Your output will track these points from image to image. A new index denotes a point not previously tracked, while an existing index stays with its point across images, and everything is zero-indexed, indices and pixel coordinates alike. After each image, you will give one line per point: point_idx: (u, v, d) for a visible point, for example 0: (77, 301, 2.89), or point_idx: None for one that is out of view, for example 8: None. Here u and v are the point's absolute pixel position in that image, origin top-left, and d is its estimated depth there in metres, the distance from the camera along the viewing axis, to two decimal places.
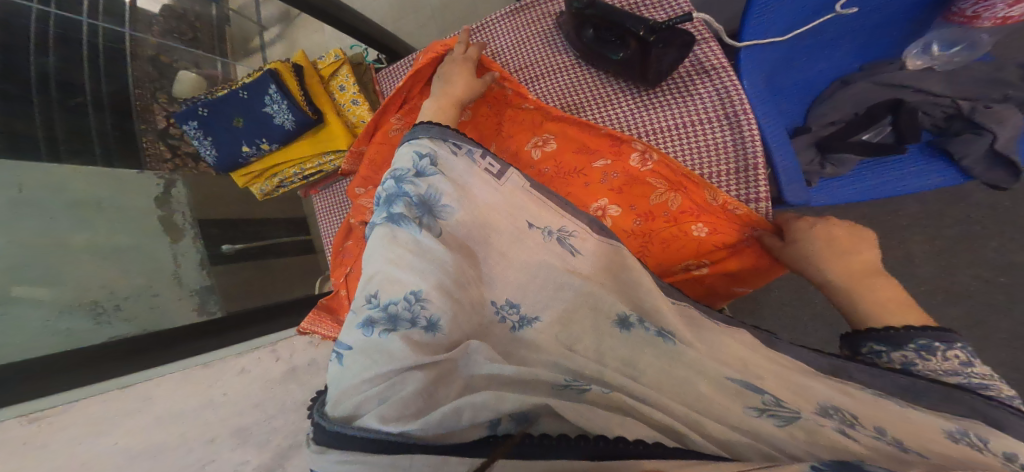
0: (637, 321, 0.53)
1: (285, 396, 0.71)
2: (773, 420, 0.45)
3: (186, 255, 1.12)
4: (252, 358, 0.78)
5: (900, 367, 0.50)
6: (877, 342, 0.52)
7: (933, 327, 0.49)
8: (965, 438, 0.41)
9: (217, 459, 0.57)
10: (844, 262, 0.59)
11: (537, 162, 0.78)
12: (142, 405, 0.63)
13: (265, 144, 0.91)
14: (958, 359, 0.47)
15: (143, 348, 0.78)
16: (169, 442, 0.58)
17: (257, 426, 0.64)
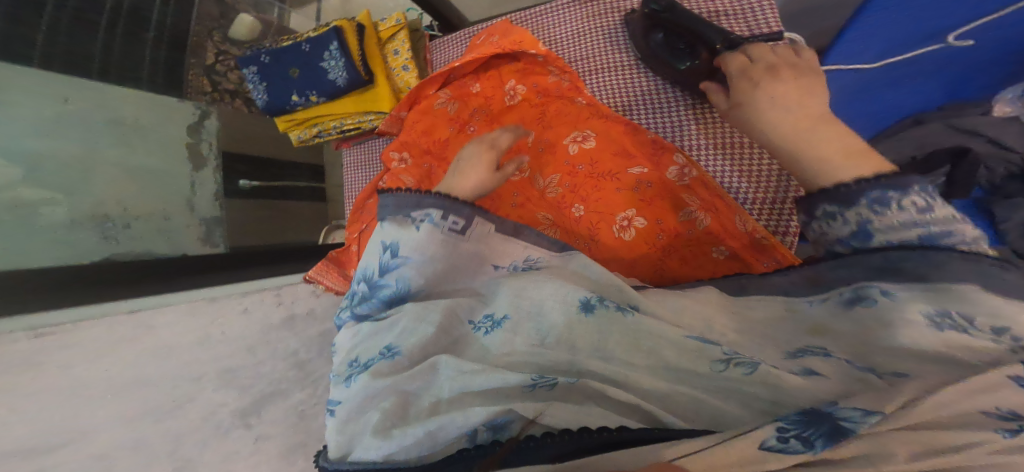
0: (598, 301, 0.51)
1: (279, 343, 0.78)
2: (738, 369, 0.42)
3: (204, 184, 1.12)
4: (256, 300, 0.82)
5: (854, 230, 0.45)
6: (829, 205, 0.46)
7: (887, 174, 0.43)
8: (951, 323, 0.37)
9: (200, 401, 0.63)
10: (795, 117, 0.51)
11: (571, 158, 0.74)
12: (145, 331, 0.64)
13: (314, 96, 0.91)
14: (916, 207, 0.41)
15: (154, 271, 0.78)
16: (163, 375, 0.61)
17: (245, 369, 0.70)
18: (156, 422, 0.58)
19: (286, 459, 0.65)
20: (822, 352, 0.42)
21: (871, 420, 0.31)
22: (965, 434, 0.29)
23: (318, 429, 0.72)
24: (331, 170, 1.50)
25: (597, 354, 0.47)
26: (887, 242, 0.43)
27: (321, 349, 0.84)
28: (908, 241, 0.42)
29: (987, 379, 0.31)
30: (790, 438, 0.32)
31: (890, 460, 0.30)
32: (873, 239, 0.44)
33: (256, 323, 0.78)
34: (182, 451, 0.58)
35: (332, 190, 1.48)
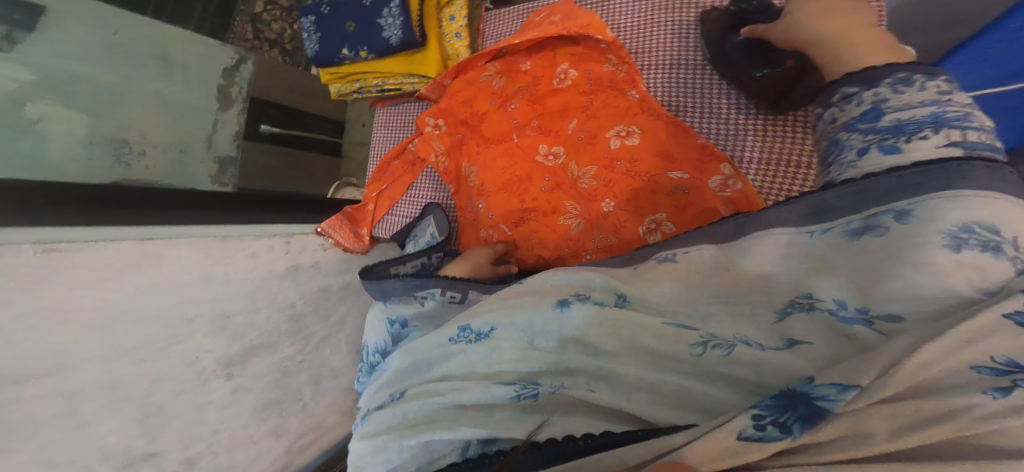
0: (578, 299, 0.47)
1: (278, 292, 0.80)
2: (716, 352, 0.36)
3: (226, 124, 1.17)
4: (266, 244, 0.79)
5: (867, 110, 0.41)
6: (850, 87, 0.42)
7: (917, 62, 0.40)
8: (971, 238, 0.31)
9: (186, 344, 0.65)
10: (835, 15, 0.46)
11: (611, 152, 0.61)
12: (149, 262, 0.61)
13: (364, 52, 0.83)
14: (937, 90, 0.38)
15: (172, 195, 0.75)
16: (153, 315, 0.61)
17: (240, 317, 0.73)
18: (139, 363, 0.60)
19: (258, 413, 0.79)
20: (811, 303, 0.38)
21: (846, 398, 0.26)
22: (953, 399, 0.25)
23: (297, 386, 0.85)
24: (350, 129, 1.51)
25: (586, 351, 0.43)
26: (897, 121, 0.39)
27: (318, 306, 0.89)
28: (920, 119, 0.38)
29: (980, 324, 0.27)
30: (767, 425, 0.27)
31: (868, 441, 0.25)
32: (885, 118, 0.40)
33: (261, 267, 0.77)
34: (158, 396, 0.63)
35: (349, 148, 1.51)
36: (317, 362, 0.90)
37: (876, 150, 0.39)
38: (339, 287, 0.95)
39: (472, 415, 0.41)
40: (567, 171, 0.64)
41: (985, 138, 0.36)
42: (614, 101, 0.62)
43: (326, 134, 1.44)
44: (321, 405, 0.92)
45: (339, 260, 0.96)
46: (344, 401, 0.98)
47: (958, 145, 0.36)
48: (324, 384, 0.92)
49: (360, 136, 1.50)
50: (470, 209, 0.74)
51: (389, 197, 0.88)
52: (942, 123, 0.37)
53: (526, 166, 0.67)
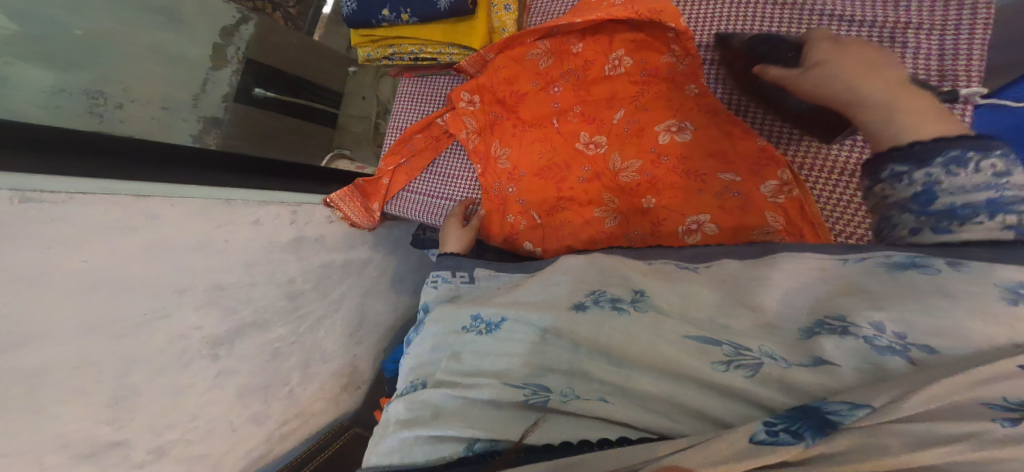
0: (593, 302, 0.44)
1: (279, 266, 0.74)
2: (739, 372, 0.31)
3: (216, 84, 1.04)
4: (270, 213, 0.72)
5: (918, 192, 0.34)
6: (894, 164, 0.35)
7: (969, 135, 0.33)
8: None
9: (174, 319, 0.58)
10: (868, 76, 0.40)
11: (658, 147, 0.60)
12: (145, 226, 0.53)
13: (407, 16, 0.72)
14: (995, 170, 0.31)
15: (170, 151, 0.66)
16: (148, 283, 0.54)
17: (235, 290, 0.66)
18: (116, 338, 0.52)
19: (241, 397, 0.72)
20: (844, 326, 0.30)
21: (859, 415, 0.25)
22: (965, 423, 0.23)
23: (285, 369, 0.79)
24: (348, 100, 1.43)
25: (602, 352, 0.40)
26: (952, 208, 0.32)
27: (317, 282, 0.82)
28: (977, 206, 0.31)
29: (998, 367, 0.24)
30: (779, 431, 0.26)
31: (884, 453, 0.23)
32: (937, 203, 0.33)
33: (263, 237, 0.70)
34: (133, 378, 0.55)
35: (344, 120, 1.43)
36: (309, 345, 0.83)
37: (930, 241, 0.33)
38: (341, 264, 0.88)
39: (478, 410, 0.42)
40: (609, 163, 0.62)
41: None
42: (669, 95, 0.59)
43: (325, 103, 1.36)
44: (307, 392, 0.86)
45: (344, 236, 0.88)
46: (331, 386, 0.92)
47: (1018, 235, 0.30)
48: (314, 368, 0.85)
49: (357, 110, 1.43)
50: (496, 192, 0.71)
51: (408, 172, 0.84)
52: (1001, 211, 0.30)
53: (566, 154, 0.65)
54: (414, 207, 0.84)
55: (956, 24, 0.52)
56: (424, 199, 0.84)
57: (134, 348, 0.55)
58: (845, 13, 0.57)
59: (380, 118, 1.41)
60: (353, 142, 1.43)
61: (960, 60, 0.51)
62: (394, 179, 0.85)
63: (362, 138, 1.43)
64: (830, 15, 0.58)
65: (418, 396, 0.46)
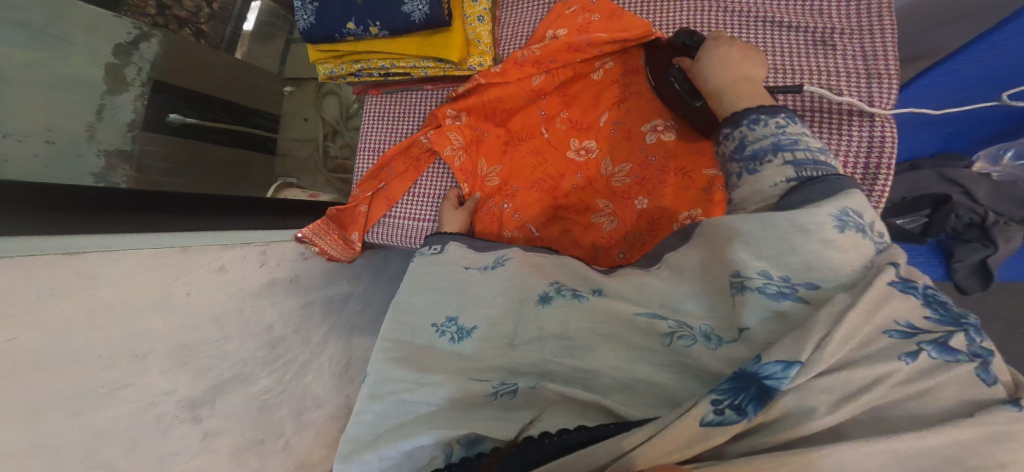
0: (557, 292, 0.47)
1: (254, 313, 0.66)
2: (680, 342, 0.36)
3: (118, 110, 0.88)
4: (236, 256, 0.66)
5: (737, 145, 0.45)
6: (725, 130, 0.48)
7: (761, 106, 0.46)
8: (851, 221, 0.33)
9: (139, 387, 0.49)
10: (733, 67, 0.51)
11: (646, 147, 0.65)
12: (85, 287, 0.46)
13: (375, 29, 0.68)
14: (778, 126, 0.44)
15: (80, 214, 0.55)
16: (100, 352, 0.46)
17: (206, 347, 0.58)
18: (75, 416, 0.43)
19: (234, 457, 0.61)
20: (742, 282, 0.35)
21: (791, 376, 0.25)
22: (879, 366, 0.25)
23: (276, 422, 0.68)
24: (286, 123, 1.35)
25: (562, 346, 0.42)
26: (752, 152, 0.44)
27: (298, 327, 0.76)
28: (767, 148, 0.43)
29: (873, 298, 0.28)
30: (725, 410, 0.26)
31: (812, 417, 0.25)
32: (747, 150, 0.44)
33: (232, 286, 0.64)
34: (105, 456, 0.46)
35: (286, 144, 1.34)
36: (299, 392, 0.74)
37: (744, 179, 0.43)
38: (321, 304, 0.83)
39: (447, 417, 0.38)
40: (602, 168, 0.67)
41: (815, 155, 0.41)
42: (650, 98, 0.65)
43: (262, 120, 1.26)
44: (304, 441, 0.74)
45: (321, 272, 0.85)
46: (329, 430, 0.80)
47: (794, 164, 0.40)
48: (308, 414, 0.74)
49: (300, 132, 1.36)
50: (488, 209, 0.72)
51: (388, 197, 0.82)
52: (781, 149, 0.42)
53: (559, 163, 0.70)
54: (396, 231, 0.84)
55: (870, 25, 0.58)
56: (407, 223, 0.83)
57: (101, 422, 0.46)
58: (781, 18, 0.62)
59: (328, 141, 1.34)
60: (299, 169, 1.34)
61: (877, 56, 0.57)
62: (373, 206, 0.84)
63: (309, 162, 1.35)
64: (768, 21, 0.63)
65: (378, 399, 0.42)
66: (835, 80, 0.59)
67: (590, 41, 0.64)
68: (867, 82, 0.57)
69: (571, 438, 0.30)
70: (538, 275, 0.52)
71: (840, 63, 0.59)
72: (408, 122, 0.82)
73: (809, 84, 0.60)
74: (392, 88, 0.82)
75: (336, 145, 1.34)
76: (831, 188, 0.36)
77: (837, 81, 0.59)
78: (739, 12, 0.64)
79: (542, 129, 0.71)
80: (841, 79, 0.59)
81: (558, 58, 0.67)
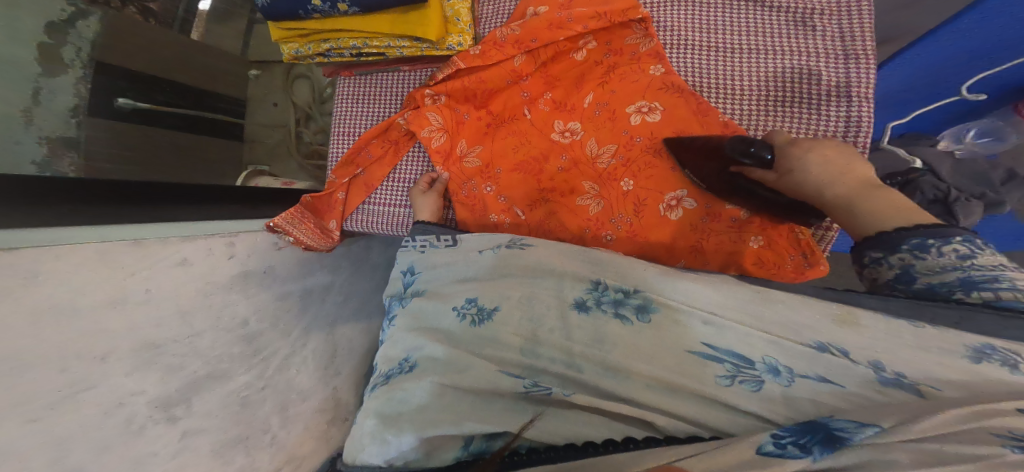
0: (595, 303, 0.47)
1: (225, 307, 0.63)
2: (744, 386, 0.36)
3: (57, 93, 0.78)
4: (200, 248, 0.62)
5: (898, 274, 0.42)
6: (872, 252, 0.44)
7: (924, 224, 0.41)
8: (994, 354, 0.33)
9: (102, 389, 0.47)
10: (842, 180, 0.49)
11: (631, 128, 0.65)
12: (26, 284, 0.41)
13: (344, 5, 0.64)
14: (957, 253, 0.39)
15: (26, 209, 0.50)
16: (54, 355, 0.42)
17: (175, 345, 0.55)
18: (31, 424, 0.41)
19: (218, 456, 0.59)
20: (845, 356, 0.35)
21: (866, 432, 0.29)
22: (975, 447, 0.27)
23: (261, 417, 0.66)
24: (252, 108, 1.27)
25: (597, 359, 0.42)
26: (928, 285, 0.40)
27: (275, 320, 0.73)
28: (950, 282, 0.39)
29: (994, 407, 0.29)
30: (787, 444, 0.30)
31: (893, 467, 0.27)
32: (917, 282, 0.41)
33: (198, 277, 0.60)
34: (75, 459, 0.44)
35: (253, 130, 1.27)
36: (282, 386, 0.72)
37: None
38: (299, 296, 0.81)
39: (470, 401, 0.42)
40: (587, 149, 0.67)
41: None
42: (636, 79, 0.65)
43: (224, 107, 1.19)
44: (293, 436, 0.72)
45: (296, 262, 0.82)
46: (318, 424, 0.78)
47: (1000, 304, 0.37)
48: (294, 408, 0.73)
49: (267, 118, 1.29)
50: (467, 192, 0.71)
51: (366, 182, 0.80)
52: (973, 287, 0.38)
53: (543, 146, 0.69)
54: (375, 219, 0.82)
55: (849, 5, 0.59)
56: (387, 210, 0.81)
57: (64, 427, 0.43)
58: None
59: (300, 126, 1.28)
60: (268, 155, 1.28)
61: (855, 37, 0.58)
62: (351, 193, 0.81)
63: (279, 148, 1.29)
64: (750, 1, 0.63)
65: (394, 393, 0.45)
66: (814, 61, 0.60)
67: (571, 18, 0.63)
68: (844, 63, 0.59)
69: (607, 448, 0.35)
70: (553, 269, 0.52)
71: (819, 45, 0.60)
72: (384, 106, 0.79)
73: (788, 66, 0.61)
74: (364, 69, 0.78)
75: (309, 130, 1.29)
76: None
77: (815, 62, 0.60)
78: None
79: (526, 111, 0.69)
80: (820, 60, 0.60)
81: (537, 36, 0.65)
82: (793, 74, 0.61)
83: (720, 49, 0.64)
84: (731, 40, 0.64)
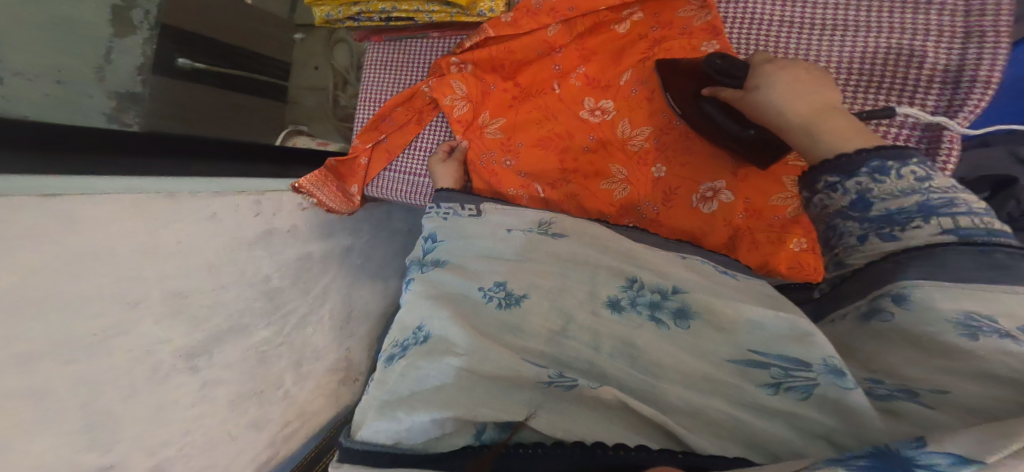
0: (629, 302, 0.45)
1: (251, 263, 0.66)
2: (790, 394, 0.33)
3: (125, 54, 0.83)
4: (228, 203, 0.63)
5: (854, 200, 0.41)
6: (830, 176, 0.42)
7: (884, 146, 0.41)
8: (984, 326, 0.29)
9: (133, 335, 0.49)
10: (807, 98, 0.45)
11: (670, 111, 0.61)
12: (66, 230, 0.42)
13: None
14: (914, 174, 0.39)
15: (77, 149, 0.51)
16: (89, 301, 0.44)
17: (201, 296, 0.57)
18: (70, 363, 0.43)
19: (234, 404, 0.64)
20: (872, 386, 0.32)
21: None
22: None
23: (276, 372, 0.72)
24: (297, 71, 1.30)
25: (625, 354, 0.40)
26: (886, 212, 0.39)
27: (296, 278, 0.75)
28: (908, 207, 0.38)
29: None
30: None
31: None
32: (874, 206, 0.39)
33: (224, 233, 0.61)
34: (103, 401, 0.47)
35: (296, 92, 1.30)
36: (298, 344, 0.76)
37: (873, 246, 0.38)
38: (320, 256, 0.82)
39: (485, 391, 0.39)
40: (619, 130, 0.64)
41: (979, 219, 0.35)
42: (682, 56, 0.60)
43: (271, 71, 1.21)
44: (304, 391, 0.79)
45: (320, 223, 0.82)
46: (330, 382, 0.86)
47: (954, 231, 0.34)
48: (307, 366, 0.79)
49: (311, 80, 1.30)
50: (485, 164, 0.68)
51: (390, 150, 0.79)
52: (932, 213, 0.36)
53: (570, 124, 0.65)
54: (395, 188, 0.81)
55: None
56: (408, 178, 0.80)
57: (96, 369, 0.46)
58: None
59: (338, 90, 1.26)
60: (307, 117, 1.30)
61: (977, 13, 0.54)
62: (373, 159, 0.80)
63: (318, 111, 1.30)
64: None
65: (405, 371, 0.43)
66: (921, 41, 0.56)
67: None
68: (961, 41, 0.54)
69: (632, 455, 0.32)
70: (593, 264, 0.51)
71: (932, 22, 0.56)
72: (413, 74, 0.77)
73: (890, 46, 0.58)
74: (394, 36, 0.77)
75: (345, 95, 1.26)
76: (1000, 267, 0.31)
77: (922, 41, 0.56)
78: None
79: (556, 85, 0.65)
80: (929, 39, 0.56)
81: (575, 4, 0.61)
82: (894, 54, 0.57)
83: (809, 23, 0.61)
84: (821, 15, 0.61)
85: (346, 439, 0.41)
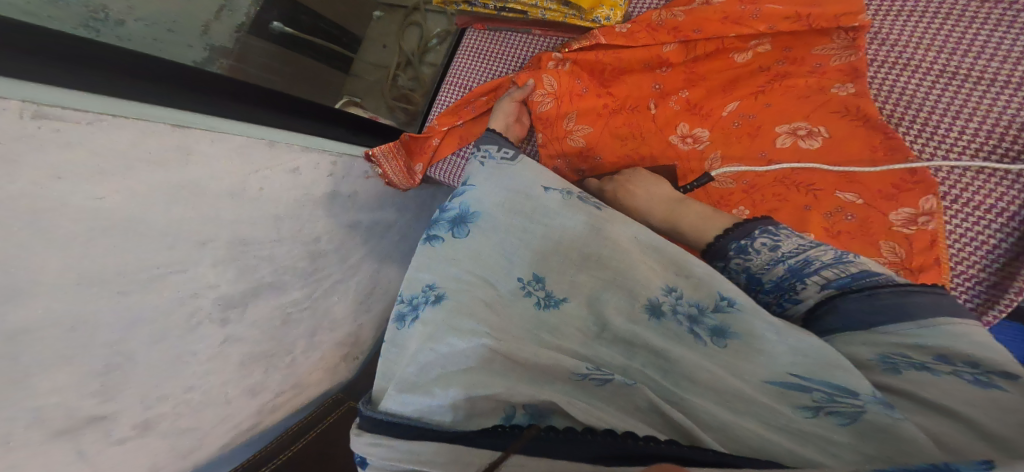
0: (671, 310, 0.42)
1: (309, 221, 0.69)
2: (831, 419, 0.31)
3: (234, 12, 0.89)
4: (311, 161, 0.66)
5: (746, 279, 0.45)
6: (716, 262, 0.48)
7: (731, 228, 0.48)
8: (901, 361, 0.33)
9: (188, 275, 0.50)
10: (658, 205, 0.58)
11: (772, 151, 0.60)
12: (179, 161, 0.45)
13: None
14: (767, 245, 0.44)
15: (222, 81, 0.56)
16: (159, 233, 0.44)
17: (258, 247, 0.59)
18: (123, 295, 0.43)
19: (245, 366, 0.66)
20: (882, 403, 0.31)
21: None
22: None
23: (292, 339, 0.75)
24: (366, 47, 1.27)
25: (657, 366, 0.39)
26: (773, 283, 0.43)
27: (341, 244, 0.79)
28: (782, 275, 0.42)
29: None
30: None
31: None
32: (765, 282, 0.44)
33: (297, 188, 0.64)
34: (135, 341, 0.47)
35: (360, 67, 1.25)
36: (320, 312, 0.80)
37: (793, 312, 0.42)
38: (366, 226, 0.86)
39: (517, 375, 0.39)
40: (706, 162, 0.64)
41: (842, 266, 0.40)
42: (804, 95, 0.61)
43: (346, 46, 1.20)
44: (308, 362, 0.83)
45: (375, 195, 0.85)
46: (332, 356, 0.90)
47: (832, 284, 0.39)
48: (319, 338, 0.82)
49: (376, 57, 1.27)
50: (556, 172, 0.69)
51: (463, 138, 0.79)
52: (802, 275, 0.41)
53: (657, 147, 0.66)
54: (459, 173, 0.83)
55: None
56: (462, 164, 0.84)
57: (141, 306, 0.46)
58: None
59: (398, 69, 1.22)
60: (364, 91, 1.22)
61: None
62: (444, 141, 0.80)
63: (376, 87, 1.24)
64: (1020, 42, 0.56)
65: (435, 343, 0.42)
66: None
67: (756, 15, 0.60)
68: None
69: (659, 448, 0.31)
70: (660, 260, 0.46)
71: None
72: (506, 65, 0.79)
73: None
74: (500, 29, 0.81)
75: (405, 75, 1.23)
76: (894, 313, 0.36)
77: None
78: (979, 5, 0.59)
79: (653, 105, 0.67)
80: None
81: (701, 28, 0.62)
82: None
83: (952, 78, 0.60)
84: (964, 72, 0.59)
85: (368, 407, 0.44)
